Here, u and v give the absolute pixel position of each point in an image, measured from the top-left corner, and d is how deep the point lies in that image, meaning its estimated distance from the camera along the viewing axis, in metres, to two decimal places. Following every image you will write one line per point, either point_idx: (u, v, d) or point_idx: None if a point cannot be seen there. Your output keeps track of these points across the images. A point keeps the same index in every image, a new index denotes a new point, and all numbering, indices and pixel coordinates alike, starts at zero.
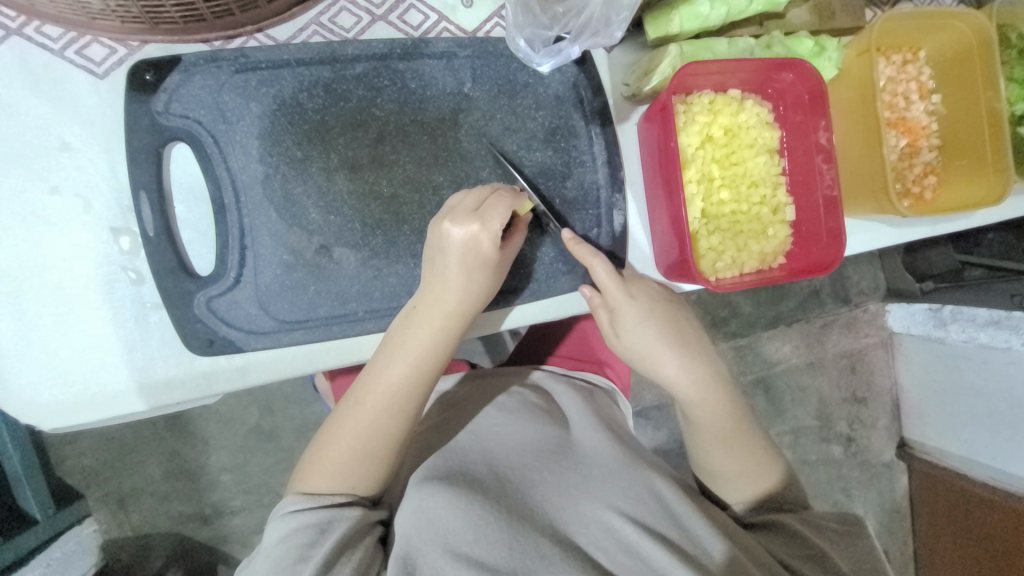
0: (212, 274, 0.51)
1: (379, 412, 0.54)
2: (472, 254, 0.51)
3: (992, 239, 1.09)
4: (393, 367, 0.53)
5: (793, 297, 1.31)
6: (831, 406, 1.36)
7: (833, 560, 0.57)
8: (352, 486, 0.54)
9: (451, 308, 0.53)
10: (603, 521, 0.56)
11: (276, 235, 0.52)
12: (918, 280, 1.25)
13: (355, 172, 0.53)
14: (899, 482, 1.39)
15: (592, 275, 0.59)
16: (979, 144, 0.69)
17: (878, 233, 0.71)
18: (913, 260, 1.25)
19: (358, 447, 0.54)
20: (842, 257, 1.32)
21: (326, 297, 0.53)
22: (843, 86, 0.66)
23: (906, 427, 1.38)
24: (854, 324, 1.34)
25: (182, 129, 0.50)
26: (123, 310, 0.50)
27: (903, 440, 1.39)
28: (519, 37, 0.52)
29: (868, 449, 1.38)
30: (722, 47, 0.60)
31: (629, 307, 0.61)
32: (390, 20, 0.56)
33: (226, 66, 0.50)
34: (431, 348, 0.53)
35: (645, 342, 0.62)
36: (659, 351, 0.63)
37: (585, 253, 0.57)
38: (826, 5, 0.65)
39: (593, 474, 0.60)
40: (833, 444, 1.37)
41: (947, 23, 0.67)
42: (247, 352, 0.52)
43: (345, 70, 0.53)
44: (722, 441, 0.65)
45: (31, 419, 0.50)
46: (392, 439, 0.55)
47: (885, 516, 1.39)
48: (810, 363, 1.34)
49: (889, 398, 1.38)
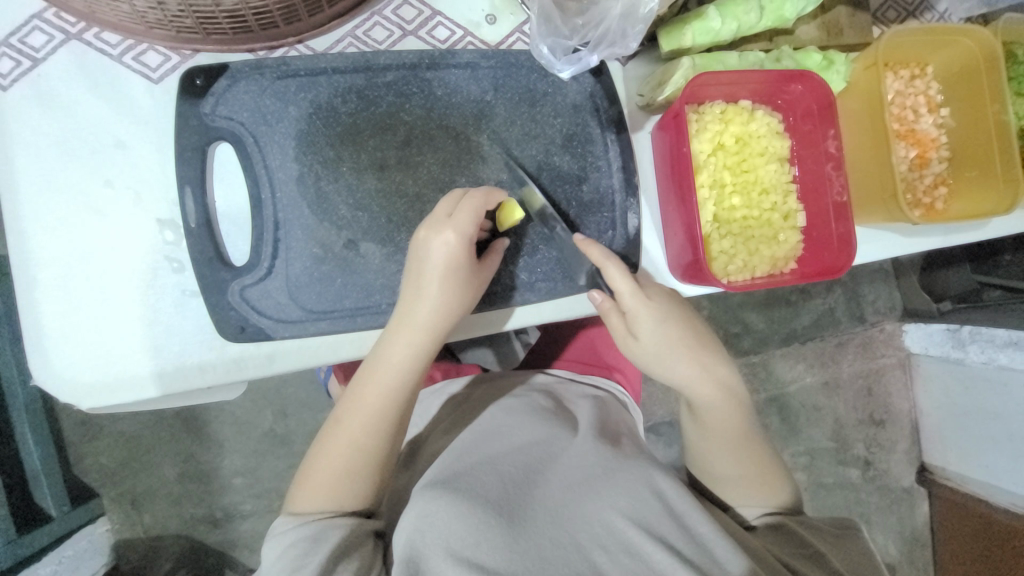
0: (246, 265, 0.54)
1: (357, 429, 0.56)
2: (446, 268, 0.53)
3: (1009, 261, 1.07)
4: (371, 384, 0.55)
5: (806, 314, 1.31)
6: (846, 426, 1.34)
7: (831, 559, 0.58)
8: (337, 505, 0.56)
9: (425, 323, 0.54)
10: (607, 521, 0.56)
11: (307, 230, 0.55)
12: (935, 300, 1.24)
13: (383, 172, 0.57)
14: (919, 510, 1.35)
15: (607, 277, 0.59)
16: (987, 156, 0.70)
17: (889, 243, 0.73)
18: (930, 280, 1.24)
19: (339, 465, 0.55)
20: (856, 275, 1.32)
21: (351, 289, 0.55)
22: (851, 99, 0.68)
23: (926, 451, 1.35)
24: (869, 344, 1.33)
25: (225, 129, 0.54)
26: (162, 297, 0.53)
27: (923, 465, 1.36)
28: (541, 45, 0.55)
29: (886, 473, 1.35)
30: (733, 59, 0.63)
31: (644, 309, 0.60)
32: (420, 34, 0.60)
33: (268, 73, 0.54)
34: (406, 363, 0.55)
35: (662, 342, 0.62)
36: (674, 353, 0.63)
37: (600, 255, 0.58)
38: (834, 21, 0.68)
39: (599, 477, 0.60)
40: (849, 467, 1.34)
41: (954, 40, 0.70)
42: (274, 340, 0.55)
43: (377, 78, 0.57)
44: (728, 444, 0.65)
45: (70, 398, 0.52)
46: (371, 454, 0.56)
47: (905, 543, 1.35)
48: (824, 382, 1.32)
49: (907, 420, 1.36)
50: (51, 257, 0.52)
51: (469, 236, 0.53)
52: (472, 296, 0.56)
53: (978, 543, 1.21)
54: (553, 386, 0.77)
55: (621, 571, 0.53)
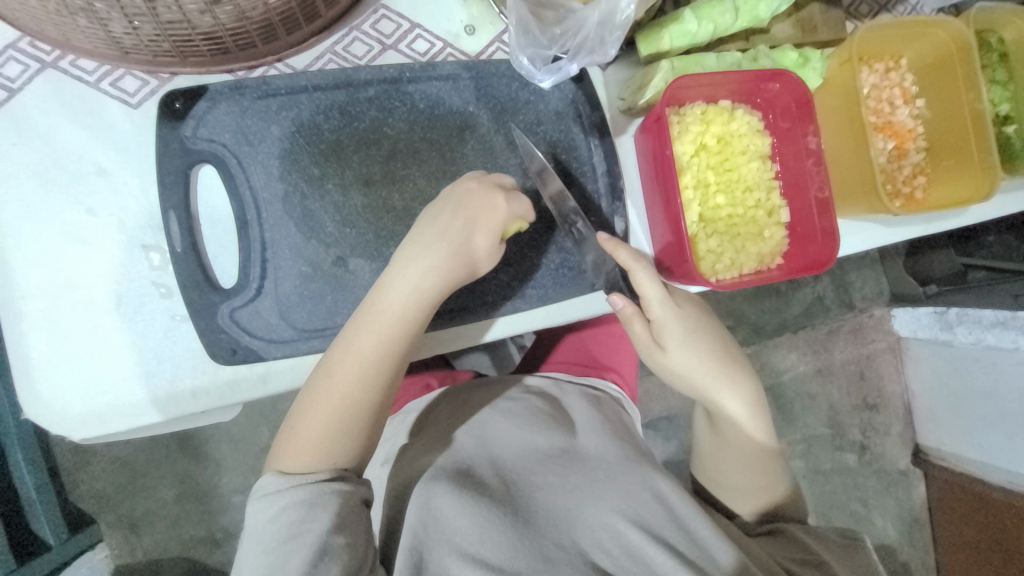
0: (235, 287, 0.53)
1: (348, 379, 0.51)
2: (454, 225, 0.53)
3: (993, 241, 1.08)
4: (369, 333, 0.52)
5: (796, 304, 1.32)
6: (841, 412, 1.35)
7: (833, 567, 0.58)
8: (317, 464, 0.50)
9: (437, 280, 0.53)
10: (609, 523, 0.57)
11: (295, 249, 0.55)
12: (922, 284, 1.24)
13: (369, 187, 0.57)
14: (916, 490, 1.38)
15: (635, 281, 0.61)
16: (965, 144, 0.72)
17: (872, 233, 0.74)
18: (915, 263, 1.24)
19: (328, 421, 0.51)
20: (843, 263, 1.33)
21: (342, 306, 0.55)
22: (829, 94, 0.69)
23: (919, 433, 1.37)
24: (859, 330, 1.35)
25: (208, 152, 0.54)
26: (152, 323, 0.53)
27: (917, 446, 1.38)
28: (521, 55, 0.56)
29: (882, 456, 1.37)
30: (711, 61, 0.64)
31: (670, 319, 0.62)
32: (399, 47, 0.60)
33: (249, 93, 0.54)
34: (410, 318, 0.53)
35: (691, 355, 0.64)
36: (704, 366, 0.65)
37: (630, 256, 0.59)
38: (808, 19, 0.69)
39: (599, 478, 0.61)
40: (846, 452, 1.36)
41: (926, 32, 0.71)
42: (267, 360, 0.54)
43: (358, 93, 0.57)
44: (742, 458, 0.66)
45: (62, 430, 0.52)
46: (362, 411, 0.52)
47: (904, 524, 1.37)
48: (818, 370, 1.34)
49: (900, 403, 1.38)
50: (36, 289, 0.51)
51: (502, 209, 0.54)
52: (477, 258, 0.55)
53: (976, 521, 1.23)
54: (549, 389, 0.77)
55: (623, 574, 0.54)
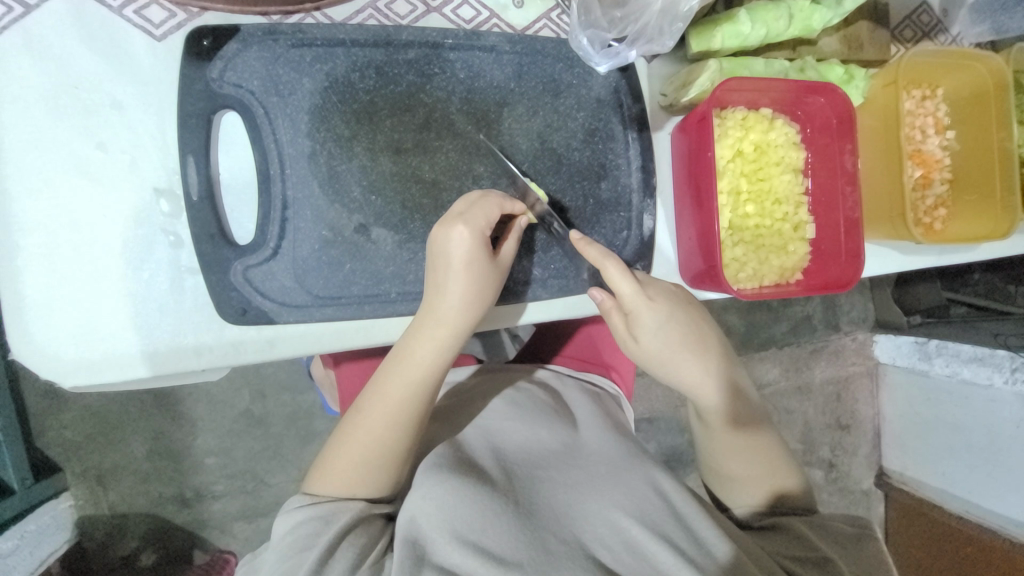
0: (251, 245, 0.51)
1: (377, 422, 0.55)
2: (470, 261, 0.51)
3: (978, 280, 1.12)
4: (395, 378, 0.54)
5: (786, 320, 1.34)
6: (814, 429, 1.39)
7: (840, 564, 0.56)
8: (354, 491, 0.55)
9: (450, 316, 0.53)
10: (611, 519, 0.56)
11: (318, 211, 0.52)
12: (906, 313, 1.27)
13: (399, 154, 0.54)
14: (875, 510, 1.42)
15: (608, 277, 0.58)
16: (989, 180, 0.73)
17: (888, 259, 0.74)
18: (902, 293, 1.27)
19: (356, 456, 0.55)
20: None
21: (360, 276, 0.53)
22: (868, 115, 0.69)
23: (885, 456, 1.41)
24: (841, 352, 1.37)
25: (234, 98, 0.50)
26: (157, 273, 0.50)
27: (881, 469, 1.42)
28: (580, 36, 0.54)
29: (847, 475, 1.41)
30: (759, 66, 0.63)
31: (646, 311, 0.59)
32: (444, 11, 0.57)
33: (283, 40, 0.51)
34: (429, 357, 0.54)
35: (665, 345, 0.62)
36: (677, 354, 0.63)
37: (598, 254, 0.56)
38: (855, 36, 0.69)
39: (601, 474, 0.61)
40: (815, 468, 1.39)
41: (968, 64, 0.71)
42: (277, 324, 0.52)
43: (398, 54, 0.54)
44: (731, 445, 0.66)
45: (51, 376, 0.49)
46: (392, 448, 0.55)
47: None
48: (798, 387, 1.37)
49: (870, 426, 1.41)
50: (36, 222, 0.48)
51: (488, 227, 0.52)
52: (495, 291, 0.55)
53: (931, 545, 1.28)
54: (551, 380, 0.77)
55: (624, 569, 0.54)
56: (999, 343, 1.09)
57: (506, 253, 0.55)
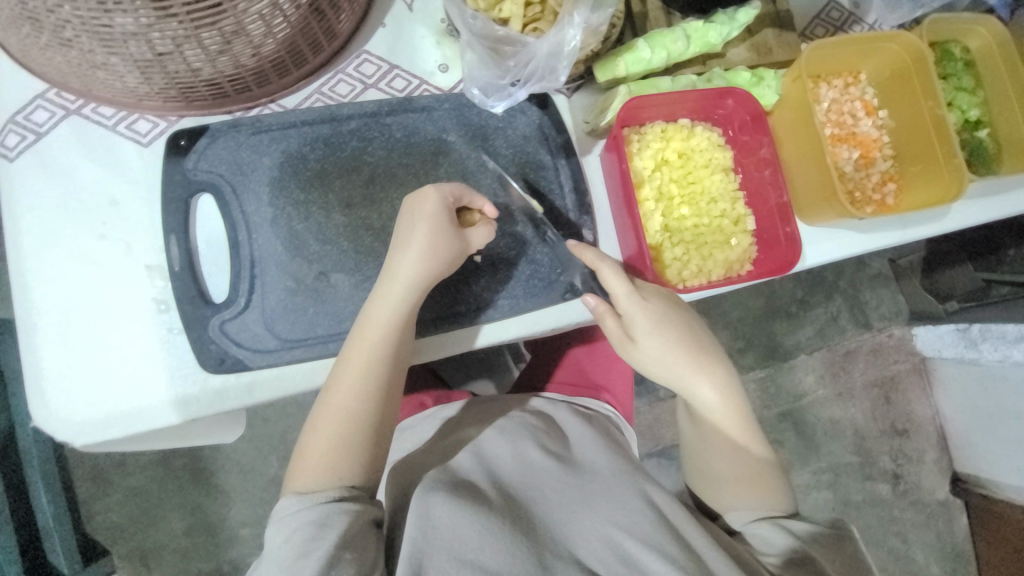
0: (225, 301, 0.58)
1: (350, 395, 0.57)
2: (428, 224, 0.57)
3: (1013, 255, 1.06)
4: (360, 346, 0.57)
5: (809, 324, 1.31)
6: (868, 439, 1.33)
7: (822, 565, 0.55)
8: (337, 476, 0.56)
9: (410, 276, 0.57)
10: (603, 533, 0.57)
11: (281, 266, 0.59)
12: (941, 300, 1.23)
13: (349, 209, 0.62)
14: (959, 523, 1.33)
15: (603, 279, 0.63)
16: (931, 149, 0.74)
17: (846, 241, 0.76)
18: (934, 281, 1.23)
19: (332, 434, 0.56)
20: (857, 281, 1.33)
21: (322, 318, 0.59)
22: (786, 110, 0.73)
23: (957, 460, 1.33)
24: (879, 351, 1.33)
25: (206, 182, 0.60)
26: (152, 337, 0.58)
27: (955, 474, 1.34)
28: (473, 87, 0.63)
29: (917, 486, 1.33)
30: (666, 84, 0.68)
31: (637, 312, 0.63)
32: (380, 85, 0.67)
33: (244, 130, 0.61)
34: (399, 321, 0.57)
35: (661, 348, 0.64)
36: (676, 359, 0.65)
37: (594, 256, 0.62)
38: (762, 43, 0.75)
39: (593, 490, 0.62)
40: (879, 482, 1.32)
41: (881, 47, 0.75)
42: (251, 370, 0.58)
43: (342, 126, 0.63)
44: (718, 442, 0.67)
45: (65, 437, 0.56)
46: (367, 415, 0.57)
47: (947, 561, 1.32)
48: (838, 395, 1.32)
49: (932, 428, 1.34)
50: (51, 305, 0.57)
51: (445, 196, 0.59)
52: (456, 259, 0.60)
53: None
54: (543, 407, 0.79)
55: None
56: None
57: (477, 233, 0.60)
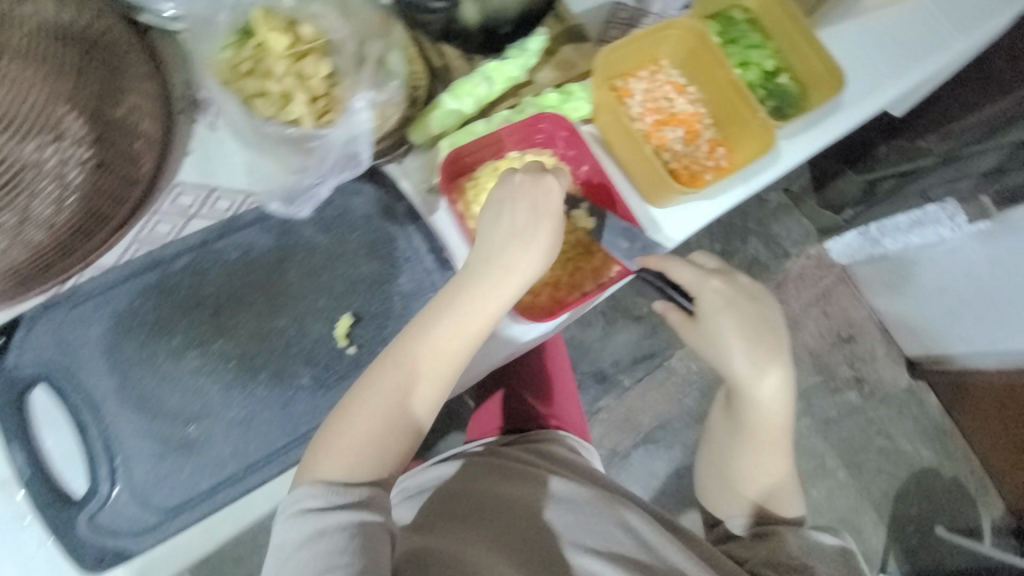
0: (87, 493, 0.54)
1: (388, 395, 0.56)
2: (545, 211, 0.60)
3: (886, 151, 1.17)
4: (438, 333, 0.57)
5: None
6: (823, 356, 1.40)
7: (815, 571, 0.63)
8: (349, 476, 0.54)
9: (514, 273, 0.59)
10: (582, 563, 0.62)
11: (141, 432, 0.56)
12: (838, 213, 1.34)
13: (204, 347, 0.59)
14: (929, 401, 1.41)
15: (670, 270, 0.67)
16: (739, 109, 0.79)
17: (699, 212, 0.79)
18: (827, 198, 1.36)
19: (350, 438, 0.54)
20: (763, 219, 1.43)
21: (202, 470, 0.56)
22: (603, 114, 0.77)
23: (904, 346, 1.41)
24: (804, 274, 1.42)
25: (34, 375, 0.56)
26: (20, 560, 0.54)
27: (908, 359, 1.41)
28: (271, 200, 0.63)
29: (881, 382, 1.41)
30: (481, 126, 0.71)
31: (709, 299, 0.67)
32: (202, 212, 0.64)
33: (62, 308, 0.58)
34: (422, 365, 0.56)
35: (722, 331, 0.68)
36: (738, 342, 0.68)
37: (660, 260, 0.67)
38: (566, 60, 0.79)
39: (572, 520, 0.67)
40: (846, 391, 1.40)
41: (666, 34, 0.81)
42: (139, 553, 0.55)
43: (169, 267, 0.61)
44: (757, 439, 0.72)
45: None
46: (390, 420, 0.56)
47: (933, 440, 1.40)
48: None
49: (873, 325, 1.43)
50: None
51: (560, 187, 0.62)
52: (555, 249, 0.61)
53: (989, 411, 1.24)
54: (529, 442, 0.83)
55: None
56: (926, 197, 1.06)
57: (547, 238, 0.59)
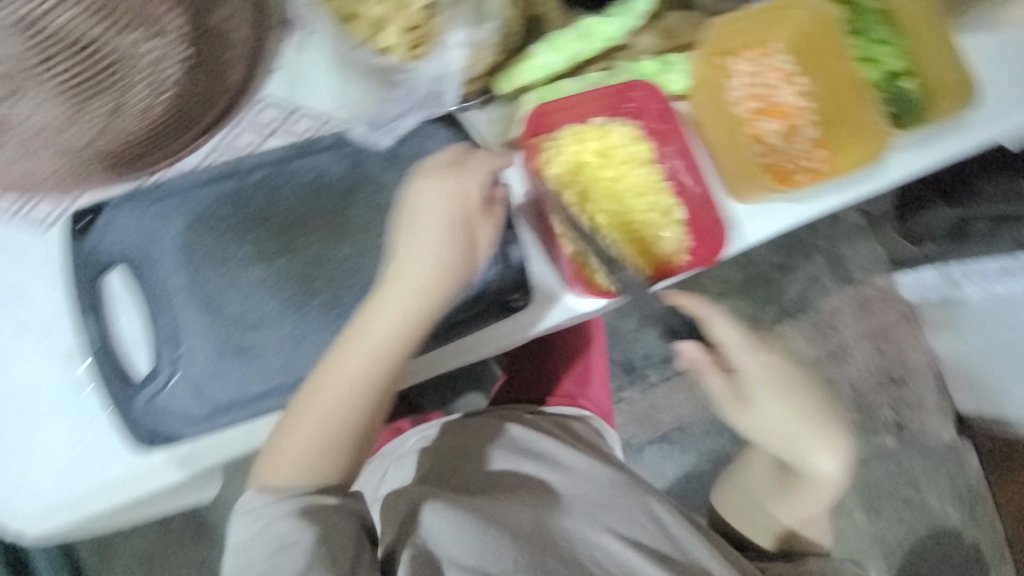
0: (149, 376, 0.57)
1: (335, 401, 0.56)
2: (443, 215, 0.58)
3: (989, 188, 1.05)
4: (353, 349, 0.56)
5: (790, 289, 1.31)
6: (866, 393, 1.31)
7: None
8: (305, 481, 0.56)
9: (417, 279, 0.57)
10: (603, 542, 0.63)
11: (201, 330, 0.58)
12: (917, 245, 1.22)
13: (269, 261, 0.61)
14: (969, 463, 1.31)
15: (716, 330, 0.74)
16: (852, 108, 0.72)
17: (786, 213, 0.74)
18: (908, 228, 1.24)
19: (305, 441, 0.56)
20: (832, 238, 1.32)
21: (252, 376, 0.59)
22: (702, 91, 0.71)
23: (957, 400, 1.30)
24: (865, 304, 1.32)
25: (113, 258, 0.59)
26: (85, 424, 0.58)
27: (960, 416, 1.31)
28: (360, 122, 0.63)
29: (923, 433, 1.32)
30: (572, 85, 0.67)
31: (752, 376, 0.75)
32: (281, 131, 0.64)
33: (145, 198, 0.60)
34: (360, 369, 0.56)
35: (779, 422, 0.74)
36: (796, 428, 0.74)
37: (710, 313, 0.74)
38: (671, 27, 0.72)
39: (594, 500, 0.68)
40: (883, 434, 1.31)
41: (787, 13, 0.73)
42: (187, 440, 0.58)
43: (248, 178, 0.62)
44: (791, 483, 0.78)
45: (26, 527, 0.58)
46: (353, 422, 0.57)
47: (963, 503, 1.31)
48: (830, 354, 1.31)
49: (930, 372, 1.32)
50: None
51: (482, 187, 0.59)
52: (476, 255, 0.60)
53: None
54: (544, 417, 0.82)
55: None
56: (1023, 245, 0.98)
57: (449, 255, 0.58)
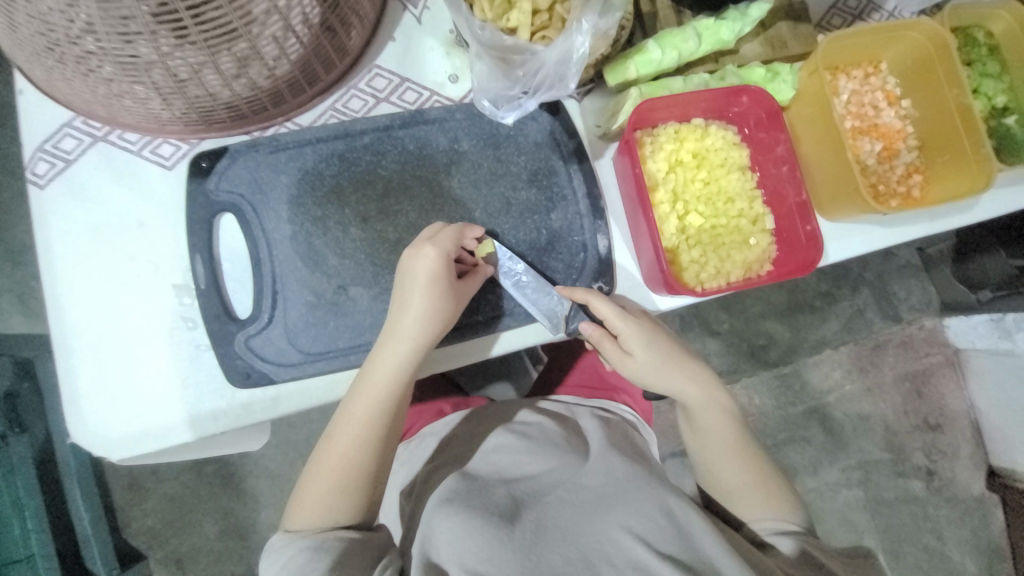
0: (250, 316, 0.60)
1: (346, 447, 0.58)
2: (433, 279, 0.58)
3: None
4: (361, 397, 0.58)
5: (835, 319, 1.28)
6: (900, 434, 1.28)
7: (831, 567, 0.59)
8: (336, 519, 0.58)
9: (411, 332, 0.58)
10: (615, 538, 0.56)
11: (302, 280, 0.61)
12: (973, 289, 1.17)
13: (366, 223, 0.63)
14: (994, 519, 1.27)
15: (593, 307, 0.62)
16: (956, 138, 0.71)
17: (873, 236, 0.73)
18: (966, 272, 1.17)
19: (334, 475, 0.58)
20: (885, 272, 1.29)
21: (342, 330, 0.61)
22: (803, 104, 0.71)
23: (992, 453, 1.27)
24: (910, 343, 1.28)
25: (227, 202, 0.62)
26: (181, 354, 0.60)
27: (990, 469, 1.27)
28: (484, 98, 0.64)
29: (953, 482, 1.28)
30: (678, 84, 0.67)
31: (640, 341, 0.64)
32: (391, 99, 0.67)
33: (262, 149, 0.63)
34: (374, 417, 0.58)
35: (655, 358, 0.64)
36: (675, 375, 0.66)
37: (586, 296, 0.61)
38: (778, 37, 0.72)
39: (607, 494, 0.61)
40: (912, 479, 1.27)
41: (900, 35, 0.72)
42: (277, 383, 0.60)
43: (355, 141, 0.64)
44: (719, 456, 0.68)
45: (103, 451, 0.59)
46: (366, 463, 0.59)
47: (982, 557, 1.27)
48: (868, 389, 1.28)
49: (966, 422, 1.29)
50: (82, 325, 0.60)
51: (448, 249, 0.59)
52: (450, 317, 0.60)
53: None
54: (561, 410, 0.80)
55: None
56: None
57: (434, 325, 0.59)
